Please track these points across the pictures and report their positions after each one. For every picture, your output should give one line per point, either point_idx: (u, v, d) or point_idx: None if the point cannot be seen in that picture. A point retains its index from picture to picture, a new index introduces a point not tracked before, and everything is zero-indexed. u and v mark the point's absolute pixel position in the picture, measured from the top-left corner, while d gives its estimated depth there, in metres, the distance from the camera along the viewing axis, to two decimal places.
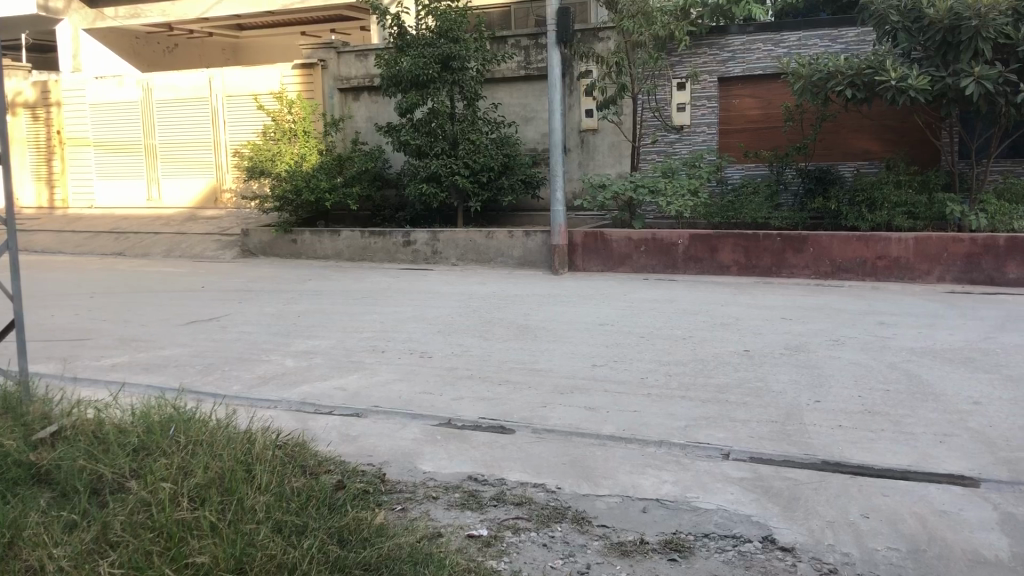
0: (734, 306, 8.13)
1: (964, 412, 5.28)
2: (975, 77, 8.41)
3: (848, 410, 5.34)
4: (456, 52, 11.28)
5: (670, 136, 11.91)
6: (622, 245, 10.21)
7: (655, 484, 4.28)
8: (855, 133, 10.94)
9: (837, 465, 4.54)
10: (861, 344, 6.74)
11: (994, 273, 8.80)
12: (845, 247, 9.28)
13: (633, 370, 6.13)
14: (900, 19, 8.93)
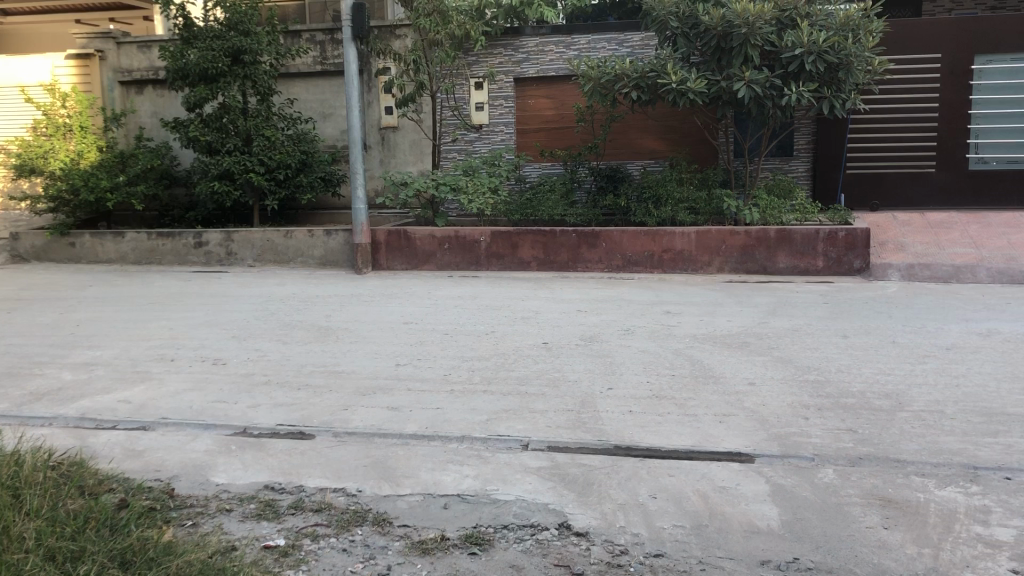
0: (533, 300, 8.34)
1: (741, 393, 5.68)
2: (745, 81, 9.06)
3: (637, 396, 5.61)
4: (247, 45, 10.89)
5: (469, 135, 12.04)
6: (425, 243, 10.23)
7: (456, 479, 4.32)
8: (641, 133, 11.50)
9: (628, 449, 4.76)
10: (650, 333, 7.11)
11: (766, 263, 9.52)
12: (634, 241, 9.75)
13: (435, 368, 6.15)
14: (679, 25, 9.45)
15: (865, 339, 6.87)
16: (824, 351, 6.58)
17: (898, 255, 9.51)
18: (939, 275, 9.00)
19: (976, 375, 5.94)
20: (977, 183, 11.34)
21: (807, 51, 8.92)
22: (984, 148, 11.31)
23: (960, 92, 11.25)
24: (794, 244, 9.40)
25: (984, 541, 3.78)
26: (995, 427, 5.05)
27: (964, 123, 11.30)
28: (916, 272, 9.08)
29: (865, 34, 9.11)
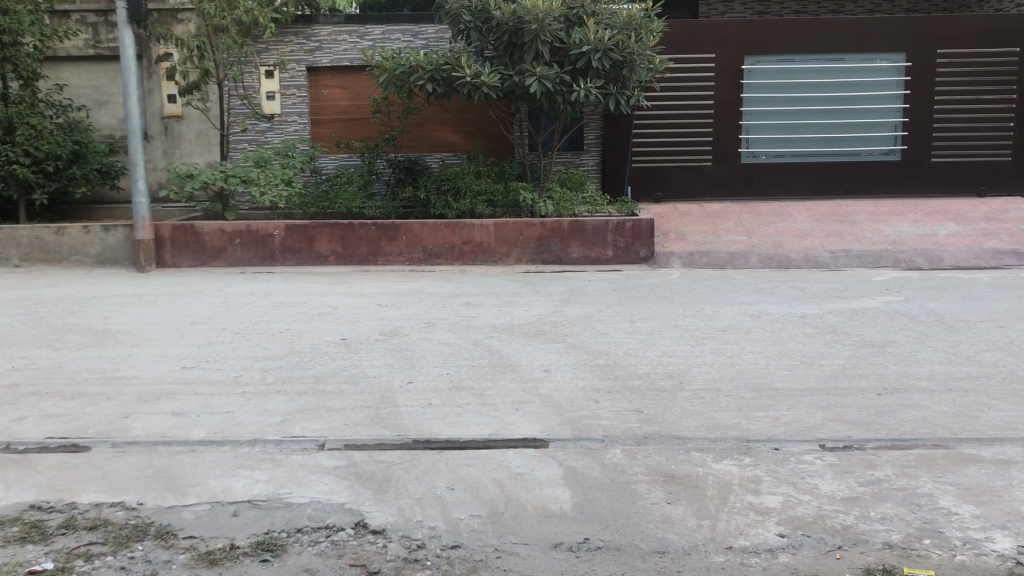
0: (331, 295, 8.18)
1: (536, 380, 5.82)
2: (536, 77, 9.32)
3: (436, 388, 5.62)
4: (6, 25, 9.94)
5: (261, 125, 11.61)
6: (215, 238, 9.78)
7: (247, 485, 4.15)
8: (438, 125, 11.54)
9: (426, 442, 4.75)
10: (449, 325, 7.14)
11: (560, 253, 9.81)
12: (433, 233, 9.78)
13: (226, 369, 5.89)
14: (471, 19, 9.57)
15: (651, 323, 7.23)
16: (614, 337, 6.86)
17: (680, 244, 10.11)
18: (717, 261, 9.64)
19: (748, 353, 6.40)
20: (749, 175, 12.23)
21: (593, 48, 9.25)
22: (754, 143, 12.21)
23: (733, 90, 12.06)
24: (586, 235, 9.76)
25: (755, 508, 4.07)
26: (765, 401, 5.46)
27: (737, 119, 12.13)
28: (697, 259, 9.68)
29: (646, 34, 9.56)
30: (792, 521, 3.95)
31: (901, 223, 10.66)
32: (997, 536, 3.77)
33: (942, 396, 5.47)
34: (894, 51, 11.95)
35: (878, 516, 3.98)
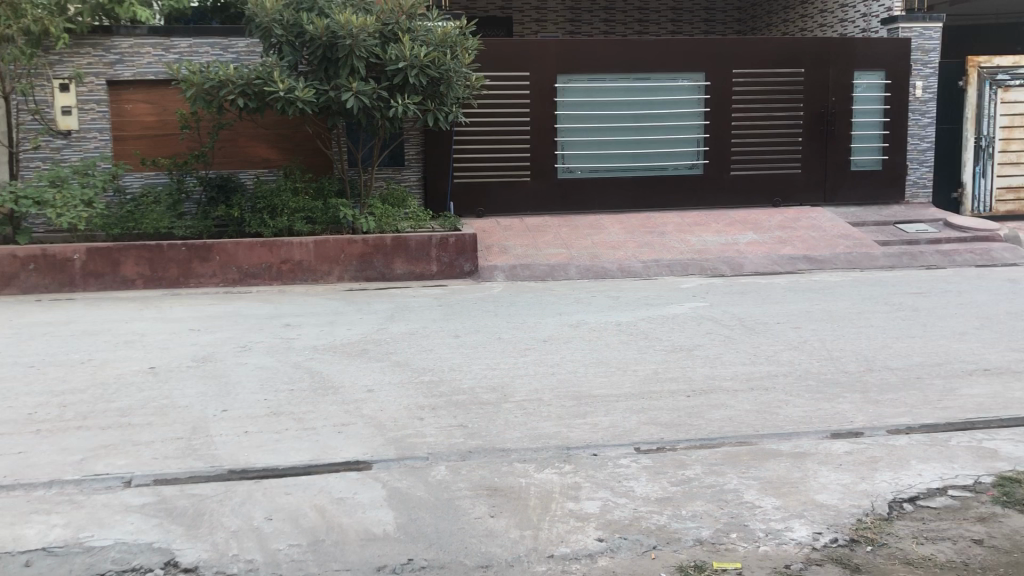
0: (139, 321, 7.73)
1: (359, 400, 5.73)
2: (353, 92, 9.22)
3: (253, 415, 5.42)
4: None
5: (56, 142, 10.87)
6: (5, 264, 9.04)
7: (41, 532, 3.84)
8: (251, 141, 11.19)
9: (242, 471, 4.57)
10: (267, 348, 6.91)
11: (384, 269, 9.72)
12: (250, 253, 9.46)
13: (18, 407, 5.43)
14: (283, 33, 9.36)
15: (475, 337, 7.29)
16: (438, 352, 6.86)
17: (502, 257, 10.27)
18: (537, 273, 9.85)
19: (568, 362, 6.57)
20: (566, 189, 12.59)
21: (410, 65, 9.27)
22: (569, 158, 12.59)
23: (547, 107, 12.40)
24: (409, 250, 9.72)
25: (576, 515, 4.17)
26: (584, 408, 5.62)
27: (552, 136, 12.47)
28: (518, 272, 9.86)
29: (461, 51, 9.64)
30: (610, 525, 4.07)
31: (707, 233, 11.29)
32: (796, 525, 4.03)
33: (746, 395, 5.82)
34: (695, 71, 12.66)
35: (689, 513, 4.17)
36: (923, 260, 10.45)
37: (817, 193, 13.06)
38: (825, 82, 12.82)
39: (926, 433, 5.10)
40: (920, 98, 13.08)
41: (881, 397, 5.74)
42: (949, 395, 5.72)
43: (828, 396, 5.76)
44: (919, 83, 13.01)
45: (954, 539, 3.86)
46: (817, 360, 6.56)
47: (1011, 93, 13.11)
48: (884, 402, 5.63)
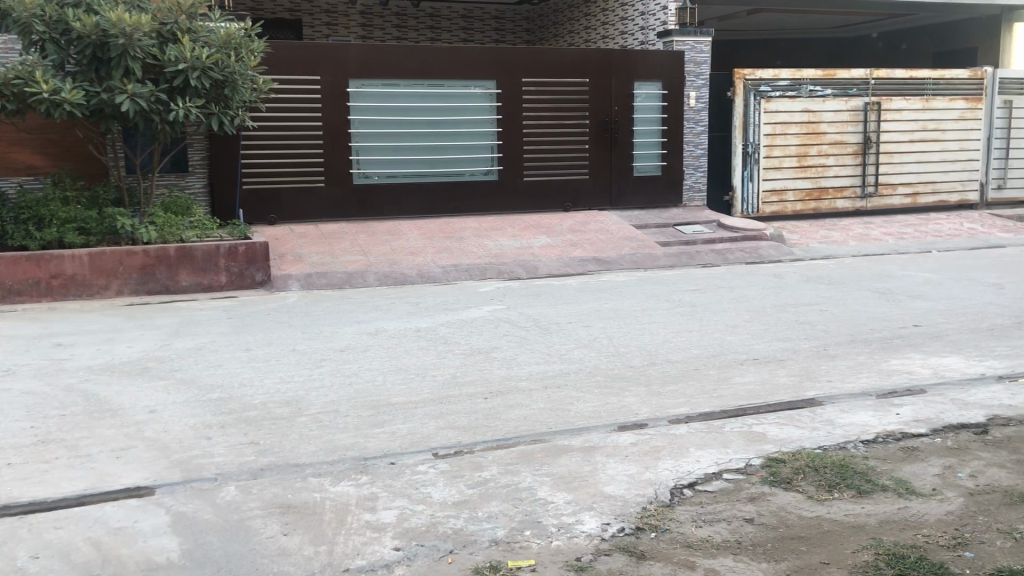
0: None
1: (140, 423, 5.37)
2: (128, 95, 8.68)
3: (18, 445, 4.97)
4: None
5: None
6: None
7: None
8: (12, 146, 10.29)
9: (4, 508, 4.18)
10: (34, 371, 6.36)
11: (168, 281, 9.22)
12: (13, 268, 8.68)
13: None
14: (45, 30, 8.67)
15: (268, 350, 7.05)
16: (228, 367, 6.58)
17: (297, 266, 10.01)
18: (334, 281, 9.67)
19: (366, 371, 6.49)
20: (362, 196, 12.46)
21: (191, 66, 8.86)
22: (365, 164, 12.46)
23: (340, 112, 12.21)
24: (195, 261, 9.28)
25: (372, 526, 4.11)
26: (381, 417, 5.56)
27: (345, 141, 12.29)
28: (314, 280, 9.64)
29: (246, 54, 9.32)
30: (407, 533, 4.04)
31: (503, 237, 11.53)
32: (586, 518, 4.17)
33: (539, 394, 5.98)
34: (486, 79, 12.89)
35: (485, 515, 4.22)
36: (700, 259, 11.18)
37: (604, 197, 13.67)
38: (608, 91, 13.43)
39: (704, 420, 5.44)
40: (694, 108, 13.96)
41: (663, 388, 6.07)
42: (723, 384, 6.14)
43: (615, 391, 6.02)
44: (693, 93, 13.90)
45: (728, 519, 4.13)
46: (605, 357, 6.85)
47: (772, 103, 14.07)
48: (666, 393, 5.95)
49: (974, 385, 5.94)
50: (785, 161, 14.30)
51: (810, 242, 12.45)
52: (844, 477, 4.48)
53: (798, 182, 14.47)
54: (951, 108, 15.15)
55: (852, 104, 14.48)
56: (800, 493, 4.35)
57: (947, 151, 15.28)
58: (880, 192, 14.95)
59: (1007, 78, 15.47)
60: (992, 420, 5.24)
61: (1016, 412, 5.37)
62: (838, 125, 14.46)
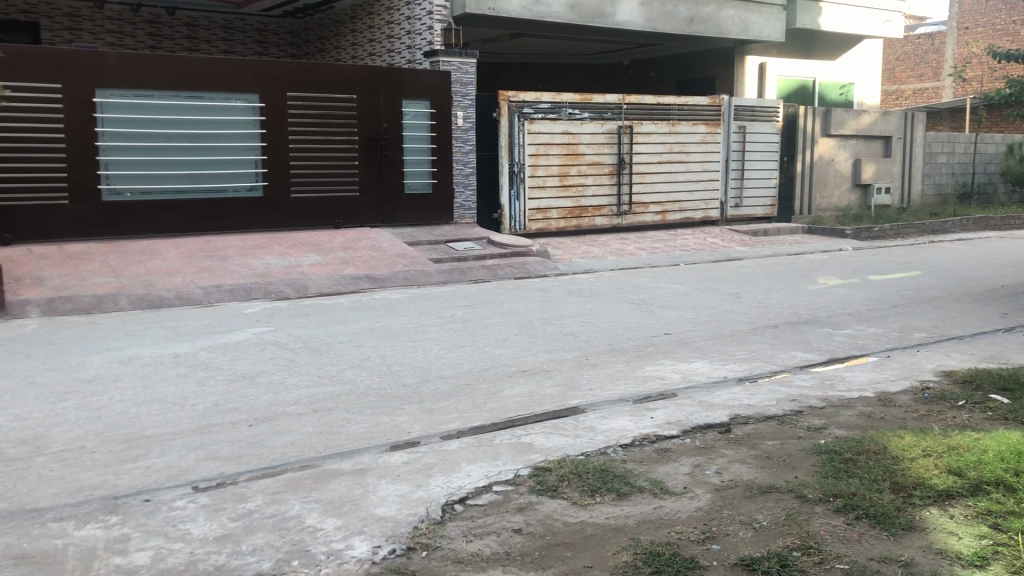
0: None
1: None
2: None
3: None
4: None
5: None
6: None
7: None
8: None
9: None
10: None
11: None
12: None
13: None
14: None
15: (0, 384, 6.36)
16: None
17: (36, 290, 9.14)
18: (81, 306, 8.93)
19: (117, 403, 6.02)
20: (112, 213, 11.61)
21: None
22: (116, 179, 11.64)
23: (84, 124, 11.34)
24: None
25: (122, 570, 3.80)
26: (134, 452, 5.17)
27: (92, 155, 11.43)
28: (57, 306, 8.84)
29: None
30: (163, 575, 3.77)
31: (269, 256, 11.15)
32: (355, 542, 4.08)
33: (308, 418, 5.80)
34: (249, 92, 12.46)
35: (249, 548, 4.03)
36: (470, 274, 11.37)
37: (374, 214, 13.58)
38: (376, 109, 13.38)
39: (474, 434, 5.50)
40: (461, 127, 14.20)
41: (435, 405, 6.09)
42: (492, 397, 6.26)
43: (386, 411, 5.96)
44: (460, 113, 14.14)
45: (498, 531, 4.19)
46: (376, 376, 6.77)
47: (535, 124, 14.62)
48: (437, 410, 5.97)
49: (718, 387, 6.43)
50: (548, 180, 14.89)
51: (573, 257, 13.03)
52: (605, 481, 4.69)
53: (560, 201, 15.12)
54: (693, 132, 16.44)
55: (608, 126, 15.35)
56: (566, 500, 4.50)
57: (691, 171, 16.54)
58: (634, 210, 15.92)
59: (741, 106, 17.00)
60: (734, 419, 5.70)
61: (753, 410, 5.87)
62: (595, 146, 15.26)
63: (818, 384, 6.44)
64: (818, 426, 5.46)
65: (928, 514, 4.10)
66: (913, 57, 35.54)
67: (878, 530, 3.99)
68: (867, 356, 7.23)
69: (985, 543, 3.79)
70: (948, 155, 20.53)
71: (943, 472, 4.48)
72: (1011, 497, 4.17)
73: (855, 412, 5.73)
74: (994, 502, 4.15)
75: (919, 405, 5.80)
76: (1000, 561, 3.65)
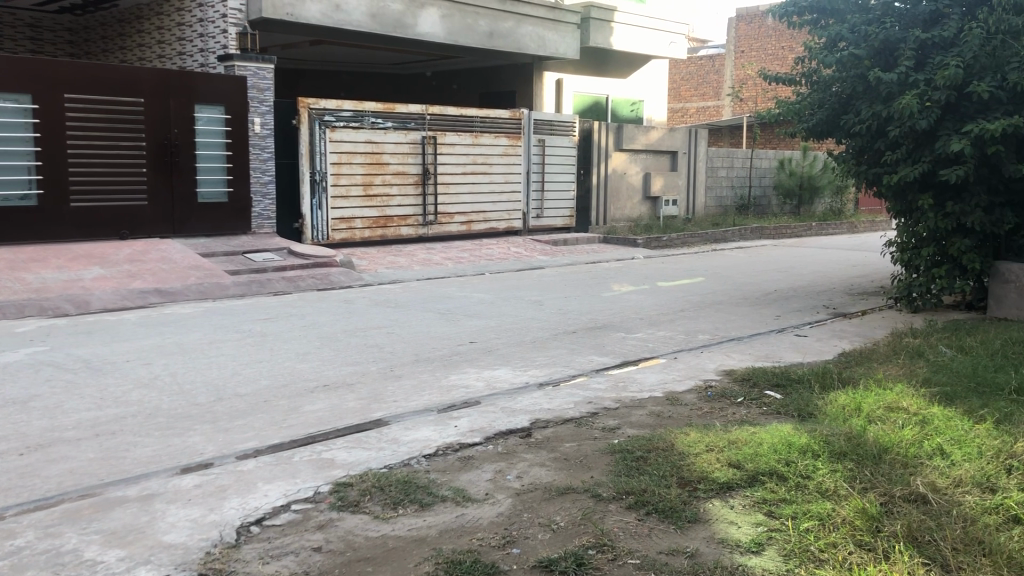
0: None
1: None
2: None
3: None
4: None
5: None
6: None
7: None
8: None
9: None
10: None
11: None
12: None
13: None
14: None
15: None
16: None
17: None
18: None
19: None
20: None
21: None
22: None
23: None
24: None
25: None
26: None
27: None
28: None
29: None
30: None
31: (45, 269, 10.31)
32: (141, 573, 3.83)
33: (88, 444, 5.40)
34: (21, 91, 11.44)
35: None
36: (269, 287, 11.02)
37: (165, 224, 12.90)
38: (165, 114, 12.73)
39: (273, 452, 5.32)
40: (259, 134, 13.74)
41: (231, 424, 5.83)
42: (292, 413, 6.08)
43: (177, 432, 5.65)
44: (257, 120, 13.68)
45: (296, 551, 4.05)
46: (166, 396, 6.41)
47: (337, 133, 14.39)
48: (233, 429, 5.73)
49: (519, 393, 6.56)
50: (352, 190, 14.70)
51: (377, 267, 12.92)
52: (407, 492, 4.66)
53: (364, 211, 14.96)
54: (495, 144, 16.75)
55: (411, 136, 15.36)
56: (367, 514, 4.43)
57: (493, 182, 16.84)
58: (438, 220, 16.02)
59: (541, 119, 17.51)
60: (534, 423, 5.83)
61: (552, 414, 6.04)
62: (398, 156, 15.23)
63: (612, 386, 6.72)
64: (612, 427, 5.69)
65: (711, 506, 4.36)
66: (696, 76, 37.93)
67: (666, 524, 4.20)
68: (656, 358, 7.62)
69: (760, 530, 4.08)
70: (727, 169, 22.05)
71: (723, 465, 4.79)
72: (783, 485, 4.51)
73: (646, 411, 6.02)
74: (768, 491, 4.47)
75: (703, 402, 6.18)
76: (774, 545, 3.93)
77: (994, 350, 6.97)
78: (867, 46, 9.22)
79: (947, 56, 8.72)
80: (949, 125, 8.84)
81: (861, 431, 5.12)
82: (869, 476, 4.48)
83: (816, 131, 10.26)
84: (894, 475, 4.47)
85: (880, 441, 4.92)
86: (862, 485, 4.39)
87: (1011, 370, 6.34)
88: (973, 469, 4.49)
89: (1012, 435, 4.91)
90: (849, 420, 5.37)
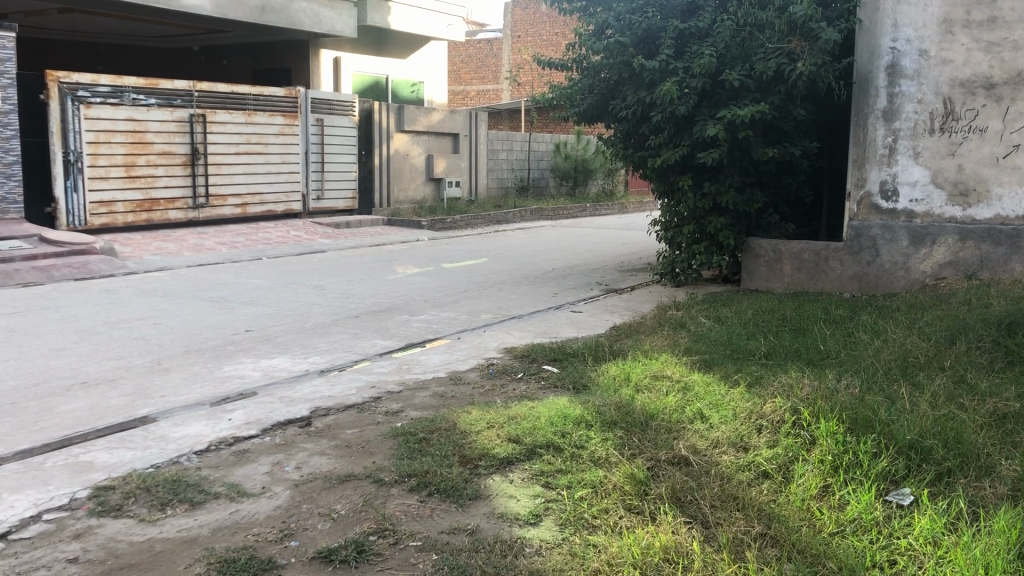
0: None
1: None
2: None
3: None
4: None
5: None
6: None
7: None
8: None
9: None
10: None
11: None
12: None
13: None
14: None
15: None
16: None
17: None
18: None
19: None
20: None
21: None
22: None
23: None
24: None
25: None
26: None
27: None
28: None
29: None
30: None
31: None
32: None
33: None
34: None
35: None
36: (17, 278, 10.06)
37: None
38: None
39: (21, 459, 4.84)
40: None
41: None
42: (45, 415, 5.57)
43: None
44: None
45: (48, 565, 3.70)
46: None
47: (93, 109, 13.33)
48: None
49: (298, 381, 6.38)
50: (112, 171, 13.69)
51: (144, 254, 12.11)
52: (176, 492, 4.39)
53: (127, 194, 13.99)
54: (270, 123, 16.16)
55: (177, 114, 14.53)
56: (132, 518, 4.13)
57: (270, 163, 16.26)
58: (211, 203, 15.28)
59: (319, 99, 17.05)
60: (315, 412, 5.67)
61: (333, 401, 5.90)
62: (164, 135, 14.36)
63: (395, 369, 6.68)
64: (395, 410, 5.65)
65: (491, 482, 4.43)
66: (475, 60, 38.37)
67: (447, 503, 4.22)
68: (440, 339, 7.65)
69: (538, 501, 4.19)
70: (507, 151, 22.50)
71: (503, 441, 4.87)
72: (559, 457, 4.65)
73: (429, 393, 6.02)
74: (545, 463, 4.60)
75: (484, 381, 6.26)
76: (551, 515, 4.05)
77: (746, 320, 7.54)
78: (632, 34, 9.66)
79: (702, 46, 9.30)
80: (705, 111, 9.45)
81: (629, 400, 5.38)
82: (637, 442, 4.72)
83: (587, 116, 10.66)
84: (660, 440, 4.73)
85: (646, 408, 5.20)
86: (632, 451, 4.62)
87: (761, 337, 6.89)
88: (728, 431, 4.84)
89: (762, 396, 5.32)
90: (619, 391, 5.64)
